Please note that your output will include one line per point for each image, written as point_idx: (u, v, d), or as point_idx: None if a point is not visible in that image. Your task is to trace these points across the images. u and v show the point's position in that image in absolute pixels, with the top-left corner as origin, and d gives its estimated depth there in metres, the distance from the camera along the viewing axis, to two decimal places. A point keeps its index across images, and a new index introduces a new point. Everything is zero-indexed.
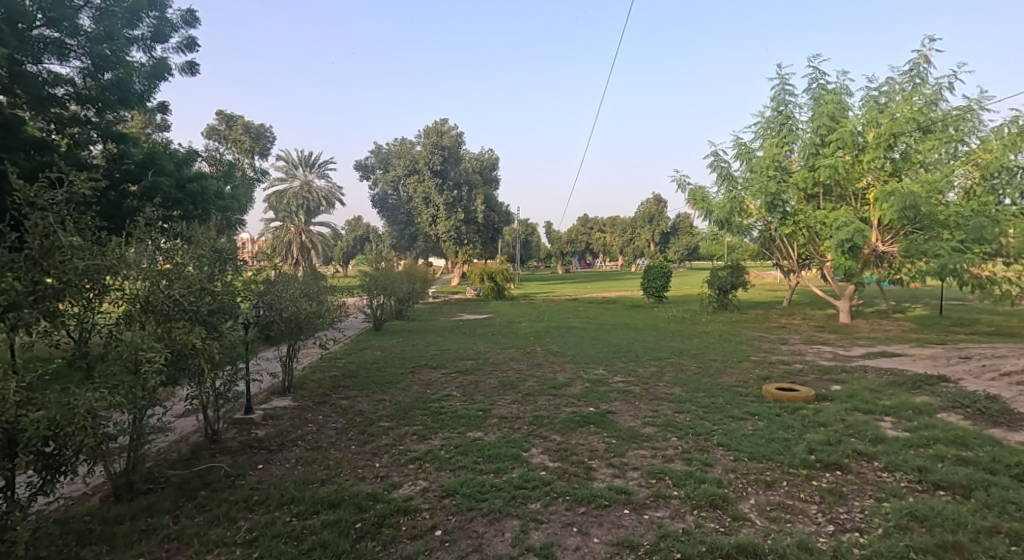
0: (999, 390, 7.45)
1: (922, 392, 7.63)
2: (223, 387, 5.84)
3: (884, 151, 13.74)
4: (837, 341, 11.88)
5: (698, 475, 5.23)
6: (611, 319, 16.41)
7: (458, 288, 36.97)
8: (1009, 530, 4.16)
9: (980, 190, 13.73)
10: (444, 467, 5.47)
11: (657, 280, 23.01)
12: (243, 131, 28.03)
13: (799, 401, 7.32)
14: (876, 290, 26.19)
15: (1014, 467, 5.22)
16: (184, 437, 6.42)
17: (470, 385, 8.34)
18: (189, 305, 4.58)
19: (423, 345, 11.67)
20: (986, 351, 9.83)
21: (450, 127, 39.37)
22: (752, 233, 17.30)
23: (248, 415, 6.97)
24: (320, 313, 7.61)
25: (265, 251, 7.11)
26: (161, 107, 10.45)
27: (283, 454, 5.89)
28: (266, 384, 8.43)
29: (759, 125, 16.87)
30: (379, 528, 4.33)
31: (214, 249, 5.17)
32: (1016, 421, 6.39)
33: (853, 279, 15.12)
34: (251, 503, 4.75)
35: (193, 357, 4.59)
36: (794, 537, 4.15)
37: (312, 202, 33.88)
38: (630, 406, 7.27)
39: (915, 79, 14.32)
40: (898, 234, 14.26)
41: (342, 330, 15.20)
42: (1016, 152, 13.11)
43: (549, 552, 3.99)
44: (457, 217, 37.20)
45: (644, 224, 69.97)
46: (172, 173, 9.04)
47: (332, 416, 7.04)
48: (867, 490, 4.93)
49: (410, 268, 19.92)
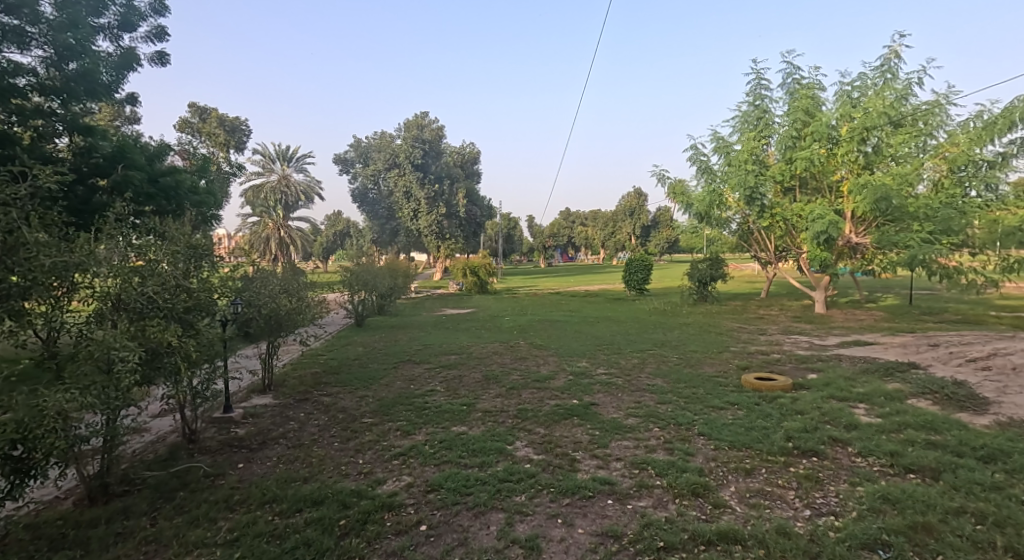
0: (966, 376, 7.73)
1: (894, 378, 7.86)
2: (201, 385, 5.77)
3: (858, 144, 14.07)
4: (813, 332, 12.13)
5: (679, 464, 5.32)
6: (595, 313, 16.42)
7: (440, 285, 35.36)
8: (975, 510, 4.33)
9: (948, 182, 14.00)
10: (428, 462, 5.47)
11: (638, 273, 23.11)
12: (218, 124, 27.44)
13: (777, 390, 7.47)
14: (851, 282, 26.57)
15: (979, 450, 5.44)
16: (161, 437, 6.30)
17: (455, 380, 8.32)
18: (163, 302, 4.49)
19: (406, 341, 11.56)
20: (955, 339, 10.10)
21: (431, 119, 39.15)
22: (731, 226, 17.53)
23: (227, 413, 6.85)
24: (301, 309, 7.48)
25: (243, 247, 6.96)
26: (130, 99, 10.12)
27: (265, 452, 5.80)
28: (247, 382, 8.29)
29: (736, 119, 17.05)
30: (364, 524, 4.32)
31: (188, 245, 5.14)
32: (982, 405, 6.64)
33: (828, 270, 15.40)
34: (232, 503, 4.68)
35: (169, 356, 4.52)
36: (773, 523, 4.27)
37: (290, 197, 33.21)
38: (613, 398, 7.35)
39: (886, 74, 14.60)
40: (870, 225, 14.71)
41: (323, 327, 14.91)
42: (982, 146, 13.47)
43: (535, 544, 4.03)
44: (439, 211, 37.13)
45: (625, 218, 70.34)
46: (144, 167, 8.79)
47: (315, 413, 6.95)
48: (842, 475, 5.08)
49: (392, 263, 19.68)
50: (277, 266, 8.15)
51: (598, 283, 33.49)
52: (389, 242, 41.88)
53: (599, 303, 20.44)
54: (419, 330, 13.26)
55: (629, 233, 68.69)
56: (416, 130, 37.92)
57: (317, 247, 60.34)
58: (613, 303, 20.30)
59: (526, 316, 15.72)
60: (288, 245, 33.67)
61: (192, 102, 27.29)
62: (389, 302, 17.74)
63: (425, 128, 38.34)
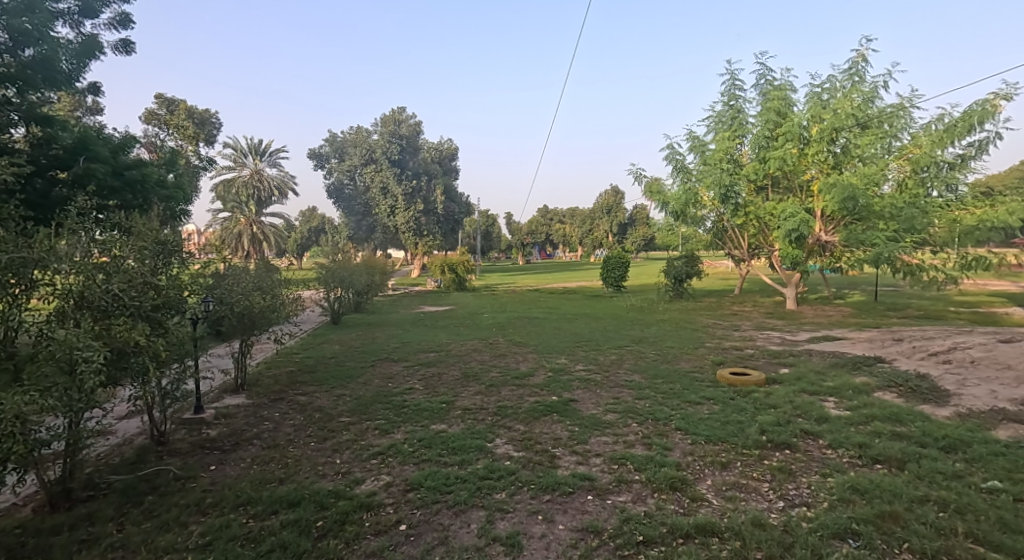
0: (928, 369, 8.04)
1: (862, 372, 8.12)
2: (170, 385, 5.60)
3: (827, 144, 14.48)
4: (785, 327, 12.45)
5: (657, 459, 5.39)
6: (573, 310, 16.53)
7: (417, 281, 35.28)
8: (938, 498, 4.50)
9: (911, 183, 14.39)
10: (408, 461, 5.42)
11: (616, 269, 23.31)
12: (186, 116, 26.53)
13: (750, 385, 7.62)
14: (820, 279, 27.23)
15: (941, 440, 5.65)
16: (128, 439, 6.08)
17: (433, 378, 8.25)
18: (129, 300, 4.33)
19: (385, 339, 11.45)
20: (917, 334, 10.46)
21: (408, 115, 38.78)
22: (706, 224, 17.86)
23: (198, 414, 6.67)
24: (275, 307, 7.34)
25: (214, 243, 6.79)
26: (93, 88, 9.73)
27: (238, 454, 5.66)
28: (218, 381, 8.06)
29: (710, 118, 17.32)
30: (342, 525, 4.25)
31: (156, 241, 4.98)
32: (944, 397, 6.92)
33: (798, 267, 15.75)
34: (204, 506, 4.55)
35: (136, 356, 4.35)
36: (748, 515, 4.36)
37: (263, 192, 32.45)
38: (592, 394, 7.41)
39: (854, 77, 15.03)
40: (839, 224, 15.10)
41: (298, 325, 14.56)
42: (943, 148, 14.00)
43: (516, 541, 4.03)
44: (416, 207, 36.79)
45: (602, 216, 71.01)
46: (107, 160, 8.46)
47: (290, 413, 6.80)
48: (813, 467, 5.22)
49: (369, 260, 19.39)
50: (250, 262, 7.94)
51: (574, 280, 33.60)
52: (364, 239, 41.23)
53: (578, 300, 20.57)
54: (398, 328, 13.10)
55: (605, 231, 69.22)
56: (393, 124, 37.51)
57: (291, 243, 59.02)
58: (591, 300, 20.40)
59: (505, 313, 15.67)
60: (260, 241, 32.85)
61: (159, 93, 26.32)
62: (366, 299, 17.52)
63: (402, 124, 37.92)
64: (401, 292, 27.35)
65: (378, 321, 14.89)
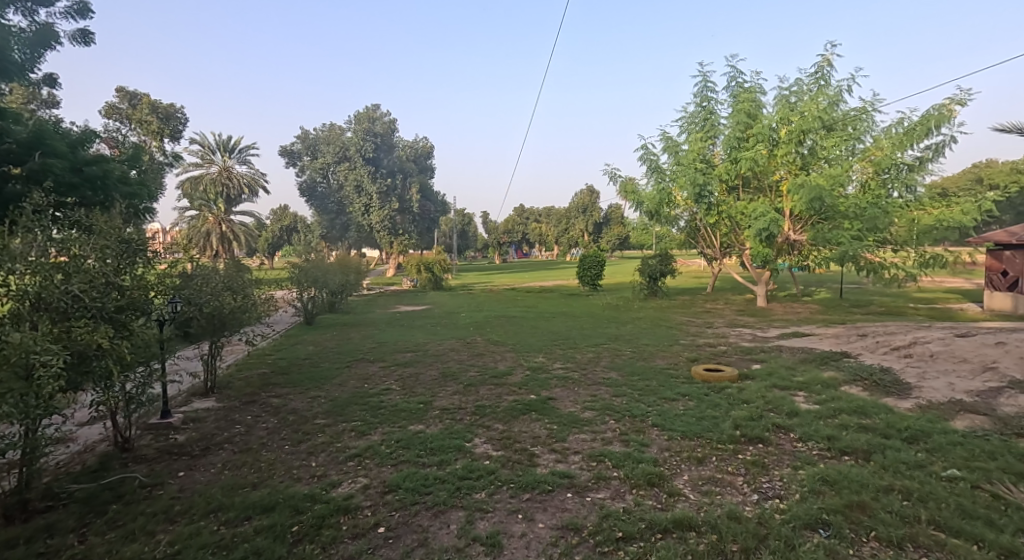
0: (891, 363, 8.35)
1: (829, 367, 8.38)
2: (135, 390, 5.39)
3: (795, 146, 14.88)
4: (756, 324, 12.75)
5: (635, 455, 5.45)
6: (551, 308, 16.59)
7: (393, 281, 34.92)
8: (902, 488, 4.67)
9: (873, 184, 14.91)
10: (385, 463, 5.33)
11: (592, 268, 23.46)
12: (150, 111, 25.58)
13: (724, 381, 7.77)
14: (788, 277, 27.89)
15: (904, 431, 5.87)
16: (90, 446, 5.82)
17: (411, 378, 8.16)
18: (91, 301, 4.15)
19: (360, 339, 11.26)
20: (880, 330, 10.84)
21: (382, 112, 38.56)
22: (680, 223, 18.19)
23: (165, 418, 6.44)
24: (246, 308, 7.15)
25: (180, 242, 6.57)
26: (48, 80, 9.31)
27: (209, 459, 5.48)
28: (186, 385, 7.81)
29: (683, 119, 17.59)
30: (318, 530, 4.16)
31: (120, 240, 4.79)
32: (905, 390, 7.19)
33: (768, 265, 16.15)
34: (173, 514, 4.39)
35: (99, 359, 4.16)
36: (724, 508, 4.45)
37: (232, 189, 31.61)
38: (570, 392, 7.44)
39: (820, 81, 15.48)
40: (807, 223, 15.53)
41: (270, 326, 14.21)
42: (903, 150, 14.60)
43: (496, 541, 4.01)
44: (392, 206, 36.48)
45: (578, 216, 71.63)
46: (64, 155, 8.10)
47: (263, 416, 6.64)
48: (785, 460, 5.35)
49: (343, 260, 19.05)
50: (220, 262, 7.70)
51: (551, 279, 33.62)
52: (337, 239, 40.63)
53: (555, 299, 20.69)
54: (374, 328, 12.91)
55: (581, 230, 69.63)
56: (368, 122, 37.27)
57: (260, 242, 57.62)
58: (566, 299, 20.49)
59: (482, 313, 15.60)
60: (229, 240, 31.94)
61: (121, 86, 25.47)
62: (340, 299, 17.23)
63: (375, 121, 37.56)
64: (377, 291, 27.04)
65: (354, 321, 14.64)
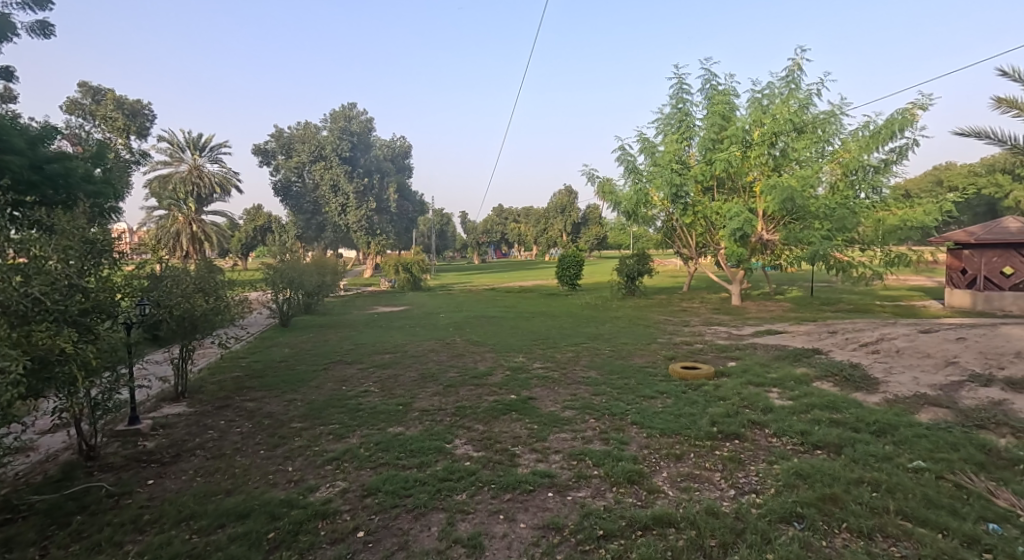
0: (860, 359, 8.59)
1: (802, 363, 8.58)
2: (102, 396, 5.19)
3: (767, 148, 15.21)
4: (731, 322, 12.99)
5: (615, 453, 5.49)
6: (531, 308, 16.62)
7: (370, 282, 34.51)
8: (872, 480, 4.80)
9: (842, 185, 15.35)
10: (364, 466, 5.25)
11: (571, 269, 23.56)
12: (115, 107, 24.76)
13: (701, 379, 7.88)
14: (761, 276, 28.55)
15: (873, 425, 6.04)
16: (53, 455, 5.59)
17: (390, 379, 8.06)
18: (53, 304, 3.97)
19: (338, 341, 11.09)
20: (849, 327, 11.15)
21: (358, 111, 38.48)
22: (656, 223, 18.40)
23: (133, 425, 6.22)
24: (219, 310, 6.96)
25: (148, 242, 6.36)
26: (5, 74, 8.92)
27: (180, 466, 5.31)
28: (155, 389, 7.57)
29: (659, 120, 17.83)
30: (296, 536, 4.07)
31: (84, 240, 4.59)
32: (874, 385, 7.41)
33: (742, 264, 16.46)
34: (142, 524, 4.24)
35: (62, 365, 3.98)
36: (702, 504, 4.50)
37: (203, 189, 30.85)
38: (550, 391, 7.44)
39: (791, 84, 15.86)
40: (779, 223, 15.89)
41: (244, 328, 13.89)
42: (869, 153, 15.07)
43: (478, 542, 3.98)
44: (369, 206, 36.12)
45: (556, 216, 71.95)
46: (24, 152, 7.75)
47: (237, 420, 6.47)
48: (761, 455, 5.46)
49: (319, 260, 18.73)
50: (191, 262, 7.48)
51: (530, 280, 33.60)
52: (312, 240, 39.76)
53: (535, 298, 20.72)
54: (352, 330, 12.72)
55: (559, 230, 69.85)
56: (344, 120, 37.23)
57: (233, 242, 56.31)
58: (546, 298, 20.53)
59: (462, 313, 15.55)
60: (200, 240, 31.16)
61: (84, 82, 24.59)
62: (317, 300, 16.95)
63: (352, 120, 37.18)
64: (354, 292, 26.67)
65: (331, 322, 14.41)
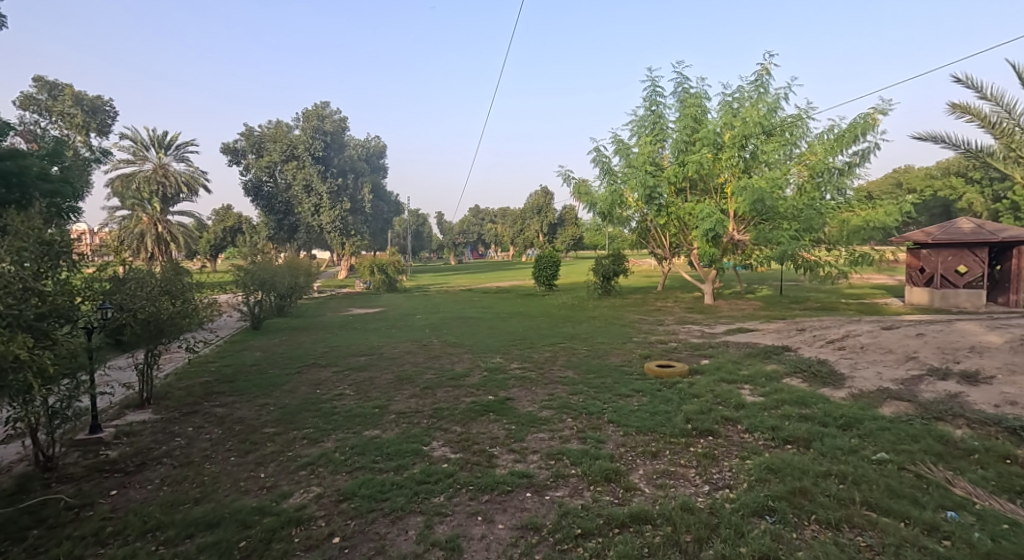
0: (827, 355, 8.84)
1: (772, 360, 8.78)
2: (60, 404, 4.98)
3: (738, 150, 15.54)
4: (704, 321, 13.23)
5: (593, 452, 5.52)
6: (508, 308, 16.63)
7: (345, 283, 34.00)
8: (839, 473, 4.94)
9: (809, 187, 15.75)
10: (340, 470, 5.16)
11: (548, 269, 23.64)
12: (72, 102, 23.86)
13: (675, 376, 8.00)
14: (733, 275, 29.18)
15: (840, 419, 6.22)
16: (8, 467, 5.35)
17: (365, 382, 7.95)
18: (6, 308, 3.77)
19: (311, 343, 10.90)
20: (816, 324, 11.46)
21: (331, 111, 37.85)
22: (631, 224, 18.59)
23: (95, 433, 5.99)
24: (187, 313, 6.76)
25: (110, 243, 6.13)
26: None
27: (145, 475, 5.14)
28: (118, 396, 7.30)
29: (633, 122, 18.01)
30: (269, 544, 3.98)
31: (40, 241, 4.38)
32: (840, 380, 7.64)
33: (714, 264, 16.78)
34: (104, 537, 4.08)
35: (17, 372, 3.79)
36: (678, 500, 4.57)
37: (168, 188, 29.73)
38: (527, 391, 7.46)
39: (759, 88, 16.22)
40: (749, 223, 16.26)
41: (214, 331, 13.51)
42: (834, 155, 15.53)
43: (456, 545, 3.95)
44: (343, 206, 35.67)
45: (532, 216, 72.19)
46: None
47: (206, 427, 6.29)
48: (733, 451, 5.56)
49: (292, 261, 18.36)
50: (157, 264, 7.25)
51: (507, 280, 33.66)
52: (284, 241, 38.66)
53: (511, 299, 20.74)
54: (326, 332, 12.52)
55: (535, 230, 70.00)
56: (316, 119, 36.43)
57: (201, 244, 54.80)
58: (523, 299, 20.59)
59: (438, 314, 15.48)
60: (166, 241, 30.25)
61: (39, 76, 23.60)
62: (289, 302, 16.62)
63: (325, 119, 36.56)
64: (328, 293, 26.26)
65: (304, 325, 14.14)
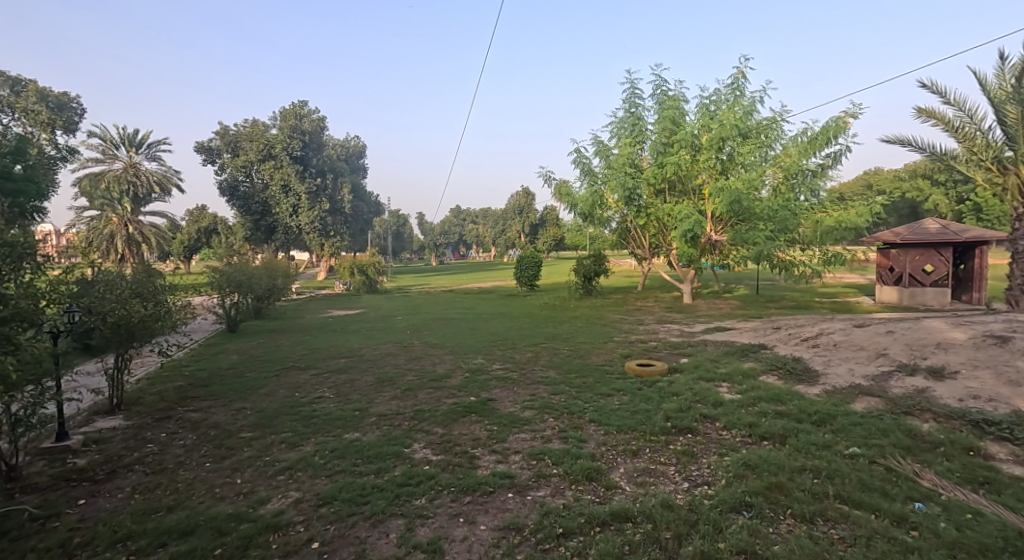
0: (802, 353, 9.02)
1: (749, 358, 8.94)
2: (24, 411, 4.81)
3: (715, 152, 15.79)
4: (683, 320, 13.40)
5: (574, 451, 5.55)
6: (490, 309, 16.61)
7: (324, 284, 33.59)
8: (813, 467, 5.05)
9: (783, 188, 16.02)
10: (319, 474, 5.10)
11: (530, 269, 23.62)
12: (37, 99, 23.13)
13: (655, 376, 8.08)
14: (711, 275, 29.61)
15: (815, 415, 6.36)
16: None
17: (345, 384, 7.86)
18: None
19: (290, 346, 10.74)
20: (791, 323, 11.69)
21: (311, 110, 36.79)
22: (611, 225, 18.72)
23: (62, 441, 5.81)
24: (159, 316, 6.58)
25: (78, 244, 5.93)
26: None
27: (115, 483, 4.99)
28: (87, 402, 7.08)
29: (613, 123, 18.13)
30: (245, 550, 3.90)
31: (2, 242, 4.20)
32: (814, 377, 7.81)
33: (693, 264, 17.01)
34: (71, 548, 3.95)
35: None
36: (658, 498, 4.61)
37: (140, 187, 28.74)
38: (509, 392, 7.46)
39: (736, 91, 16.48)
40: (726, 224, 16.51)
41: (189, 335, 13.19)
42: (808, 157, 15.87)
43: (437, 547, 3.93)
44: (321, 207, 35.14)
45: (512, 216, 72.27)
46: None
47: (180, 432, 6.15)
48: (712, 448, 5.65)
49: (269, 263, 18.04)
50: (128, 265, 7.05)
51: (488, 280, 33.76)
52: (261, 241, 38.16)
53: (493, 300, 20.73)
54: (306, 334, 12.35)
55: (517, 231, 70.09)
56: (294, 119, 35.47)
57: (173, 245, 53.55)
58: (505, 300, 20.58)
59: (419, 315, 15.40)
60: (137, 242, 29.48)
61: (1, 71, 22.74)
62: (266, 304, 16.34)
63: (304, 119, 35.91)
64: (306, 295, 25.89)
65: (282, 327, 13.91)
